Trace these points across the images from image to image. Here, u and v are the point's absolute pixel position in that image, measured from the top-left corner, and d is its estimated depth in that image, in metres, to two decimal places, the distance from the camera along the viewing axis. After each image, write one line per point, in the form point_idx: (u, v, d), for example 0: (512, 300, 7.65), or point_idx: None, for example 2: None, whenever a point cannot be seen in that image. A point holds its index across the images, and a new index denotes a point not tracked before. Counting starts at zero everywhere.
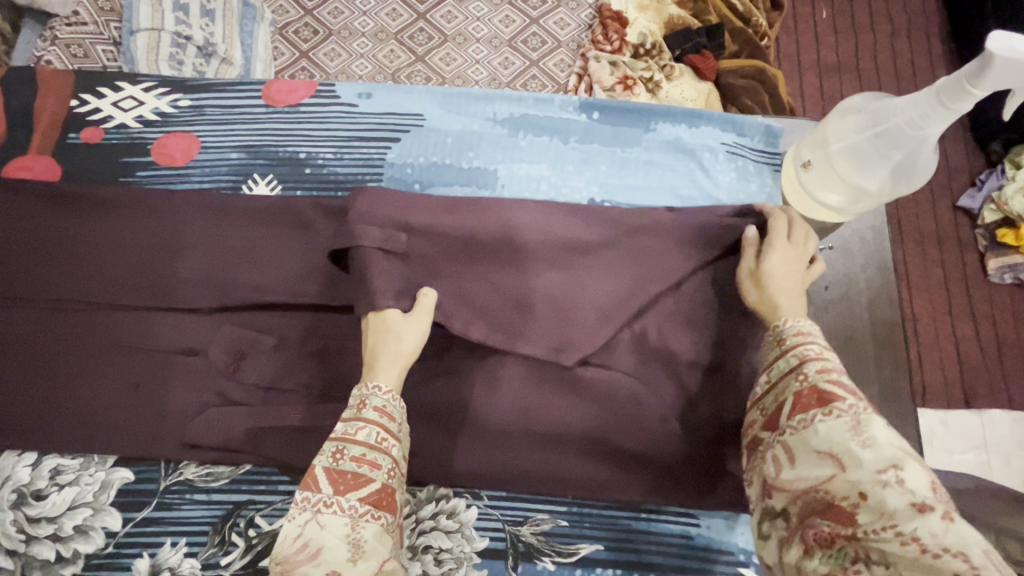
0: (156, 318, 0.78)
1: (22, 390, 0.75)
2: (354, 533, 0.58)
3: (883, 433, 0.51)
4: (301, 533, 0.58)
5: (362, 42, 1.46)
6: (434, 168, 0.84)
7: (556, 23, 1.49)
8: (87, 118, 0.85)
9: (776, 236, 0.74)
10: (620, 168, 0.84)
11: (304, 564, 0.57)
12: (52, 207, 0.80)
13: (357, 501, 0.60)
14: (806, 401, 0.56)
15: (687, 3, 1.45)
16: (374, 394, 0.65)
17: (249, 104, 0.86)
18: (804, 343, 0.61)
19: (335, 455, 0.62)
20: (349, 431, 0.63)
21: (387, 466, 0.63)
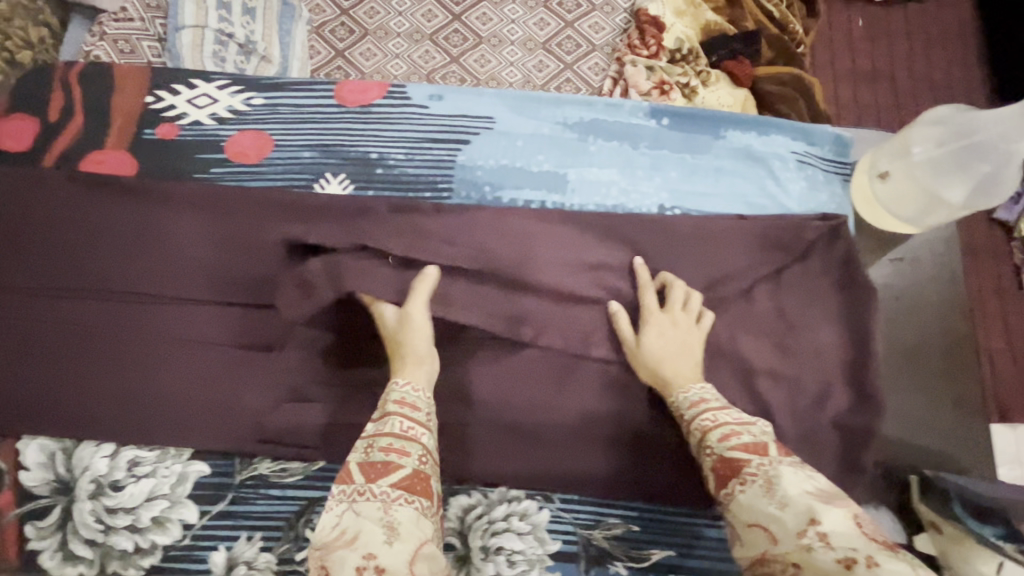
0: (233, 313, 0.79)
1: (102, 382, 0.77)
2: (388, 516, 0.57)
3: (793, 487, 0.55)
4: (338, 521, 0.58)
5: (398, 43, 1.46)
6: (504, 171, 0.84)
7: (590, 26, 1.49)
8: (162, 114, 0.86)
9: (647, 307, 0.76)
10: (689, 175, 0.84)
11: (341, 551, 0.55)
12: (132, 202, 0.82)
13: (389, 486, 0.60)
14: (722, 472, 0.61)
15: (723, 9, 1.46)
16: (393, 389, 0.69)
17: (321, 103, 0.87)
18: (700, 414, 0.68)
19: (366, 449, 0.63)
20: (379, 427, 0.65)
21: (417, 452, 0.63)
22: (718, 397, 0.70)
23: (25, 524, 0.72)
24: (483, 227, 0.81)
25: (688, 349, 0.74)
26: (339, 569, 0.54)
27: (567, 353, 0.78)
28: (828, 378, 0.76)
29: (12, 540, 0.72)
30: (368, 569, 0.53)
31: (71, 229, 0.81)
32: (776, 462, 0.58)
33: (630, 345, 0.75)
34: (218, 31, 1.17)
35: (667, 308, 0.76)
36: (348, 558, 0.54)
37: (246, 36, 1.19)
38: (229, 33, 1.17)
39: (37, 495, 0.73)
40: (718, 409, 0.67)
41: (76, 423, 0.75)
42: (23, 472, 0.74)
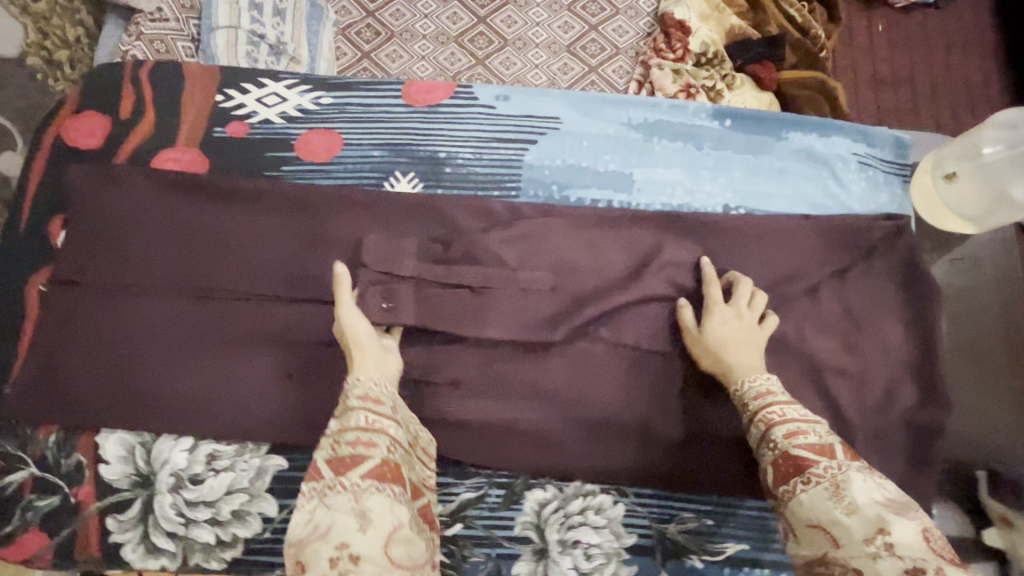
0: (306, 310, 0.80)
1: (176, 377, 0.77)
2: (359, 505, 0.56)
3: (863, 495, 0.55)
4: (311, 516, 0.56)
5: (423, 44, 1.44)
6: (571, 170, 0.86)
7: (614, 30, 1.48)
8: (232, 113, 0.87)
9: (711, 299, 0.77)
10: (753, 175, 0.86)
11: (315, 544, 0.54)
12: (204, 200, 0.83)
13: (358, 478, 0.59)
14: (784, 469, 0.60)
15: (747, 13, 1.47)
16: (355, 385, 0.66)
17: (389, 103, 0.88)
18: (767, 407, 0.66)
19: (333, 445, 0.62)
20: (342, 423, 0.63)
21: (384, 443, 0.62)
22: (783, 391, 0.69)
23: (106, 517, 0.73)
24: (554, 226, 0.82)
25: (752, 343, 0.74)
26: (313, 563, 0.53)
27: (638, 350, 0.79)
28: (895, 374, 0.78)
29: (94, 532, 0.72)
30: (341, 559, 0.53)
31: (144, 226, 0.82)
32: (844, 467, 0.58)
33: (691, 334, 0.76)
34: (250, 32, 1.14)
35: (732, 301, 0.76)
36: (321, 551, 0.54)
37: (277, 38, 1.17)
38: (261, 35, 1.14)
39: (118, 488, 0.74)
40: (786, 403, 0.66)
41: (154, 418, 0.76)
42: (104, 465, 0.74)
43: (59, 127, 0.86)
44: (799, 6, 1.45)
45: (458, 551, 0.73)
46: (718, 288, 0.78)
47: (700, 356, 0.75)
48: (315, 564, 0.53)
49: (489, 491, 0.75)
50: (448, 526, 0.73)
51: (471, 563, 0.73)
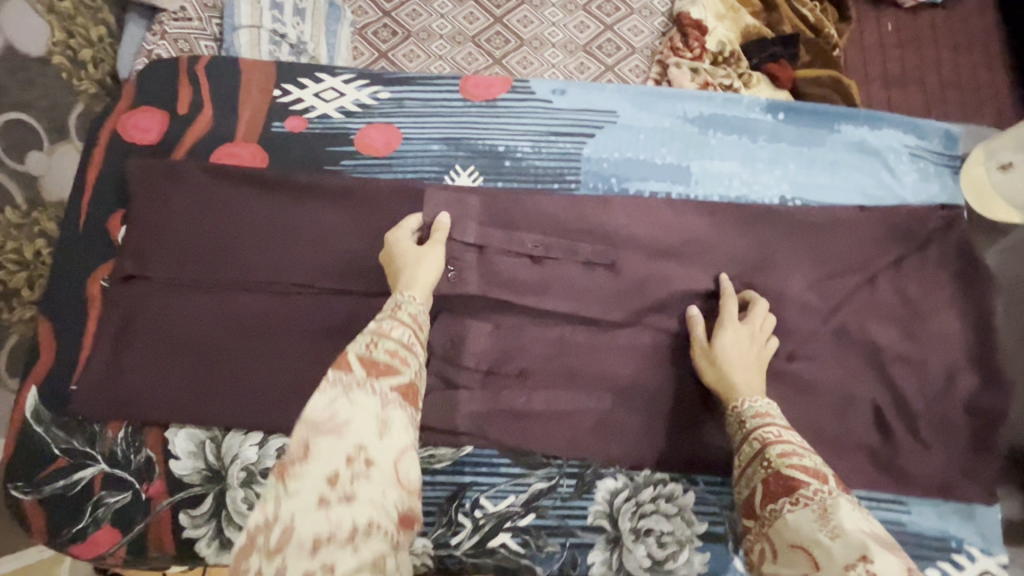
0: (371, 304, 0.79)
1: (241, 368, 0.76)
2: (383, 413, 0.53)
3: (850, 522, 0.51)
4: (330, 404, 0.52)
5: (440, 44, 1.40)
6: (629, 163, 0.87)
7: (630, 29, 1.43)
8: (290, 108, 0.87)
9: (727, 314, 0.75)
10: (808, 166, 0.87)
11: (329, 436, 0.50)
12: (264, 192, 0.82)
13: (387, 387, 0.56)
14: (774, 489, 0.58)
15: (760, 13, 1.42)
16: (408, 302, 0.66)
17: (447, 97, 0.88)
18: (764, 426, 0.65)
19: (369, 345, 0.59)
20: (383, 328, 0.62)
21: (416, 366, 0.60)
22: (782, 417, 0.67)
23: (179, 512, 0.73)
24: (614, 218, 0.82)
25: (759, 366, 0.73)
26: (323, 455, 0.48)
27: None
28: (955, 361, 0.79)
29: (167, 527, 0.72)
30: (358, 460, 0.49)
31: (205, 218, 0.81)
32: (835, 491, 0.55)
33: (701, 344, 0.75)
34: (272, 31, 1.06)
35: (749, 320, 0.76)
36: (336, 447, 0.49)
37: (297, 37, 1.09)
38: (283, 34, 1.06)
39: (189, 483, 0.74)
40: (784, 428, 0.65)
41: (221, 411, 0.75)
42: (174, 461, 0.74)
43: (117, 123, 0.86)
44: (811, 5, 1.40)
45: (533, 541, 0.73)
46: (735, 304, 0.77)
47: (702, 367, 0.74)
48: (326, 456, 0.48)
49: (561, 481, 0.75)
50: (522, 516, 0.74)
51: (546, 553, 0.73)
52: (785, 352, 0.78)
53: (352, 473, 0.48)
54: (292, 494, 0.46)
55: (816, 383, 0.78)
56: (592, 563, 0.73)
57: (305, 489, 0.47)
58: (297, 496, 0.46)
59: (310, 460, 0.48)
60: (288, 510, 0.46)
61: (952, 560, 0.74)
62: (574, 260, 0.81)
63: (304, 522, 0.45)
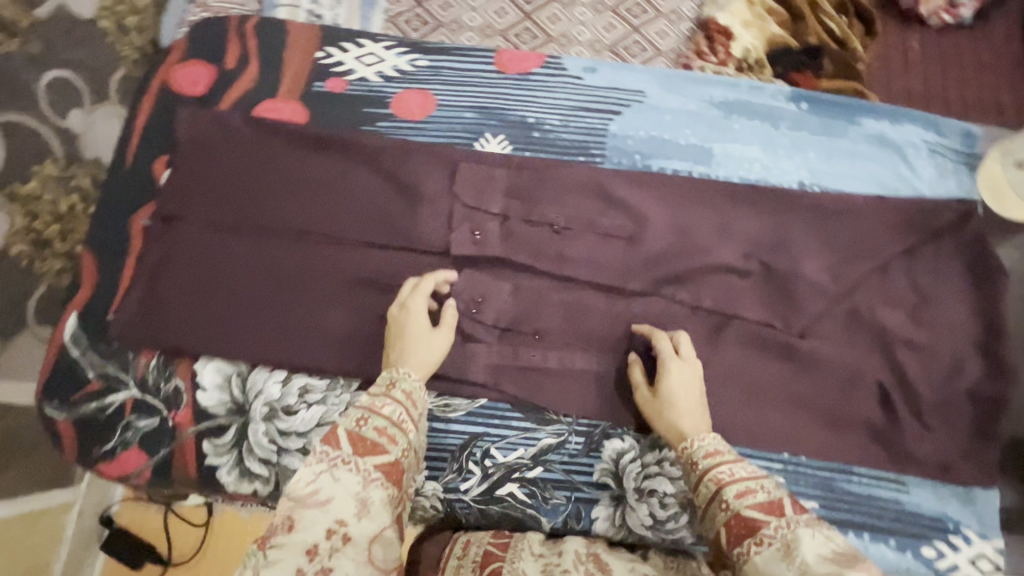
0: (398, 257, 0.83)
1: (270, 310, 0.80)
2: (363, 492, 0.57)
3: (812, 552, 0.52)
4: (314, 479, 0.56)
5: (469, 37, 1.29)
6: (654, 142, 0.90)
7: (657, 32, 1.32)
8: (331, 70, 0.91)
9: (663, 354, 0.74)
10: (828, 156, 0.90)
11: (312, 509, 0.54)
12: (302, 148, 0.86)
13: (372, 466, 0.59)
14: (736, 531, 0.57)
15: (788, 23, 1.34)
16: (404, 378, 0.67)
17: (482, 68, 0.92)
18: (716, 466, 0.63)
19: (359, 421, 0.62)
20: (376, 404, 0.64)
21: (404, 445, 0.62)
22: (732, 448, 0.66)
23: (202, 441, 0.76)
24: (636, 193, 0.86)
25: (704, 404, 0.72)
26: (307, 526, 0.53)
27: (717, 313, 0.82)
28: (963, 349, 0.81)
29: (191, 454, 0.76)
30: (336, 535, 0.53)
31: (244, 170, 0.85)
32: (793, 522, 0.56)
33: (644, 396, 0.74)
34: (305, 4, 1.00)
35: (683, 354, 0.74)
36: (318, 520, 0.54)
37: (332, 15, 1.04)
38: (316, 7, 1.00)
39: (214, 414, 0.77)
40: (734, 462, 0.63)
41: (251, 351, 0.78)
42: (201, 392, 0.77)
43: (167, 75, 0.90)
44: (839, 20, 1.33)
45: (539, 493, 0.76)
46: (668, 342, 0.75)
47: (651, 418, 0.73)
48: (309, 528, 0.53)
49: (570, 438, 0.78)
50: (530, 469, 0.76)
51: (552, 505, 0.76)
52: (795, 329, 0.81)
53: (331, 546, 0.53)
54: (273, 563, 0.51)
55: (824, 361, 0.80)
56: (596, 517, 0.76)
57: (284, 560, 0.51)
58: (276, 565, 0.51)
59: (293, 530, 0.53)
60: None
61: (948, 540, 0.76)
62: (595, 231, 0.84)
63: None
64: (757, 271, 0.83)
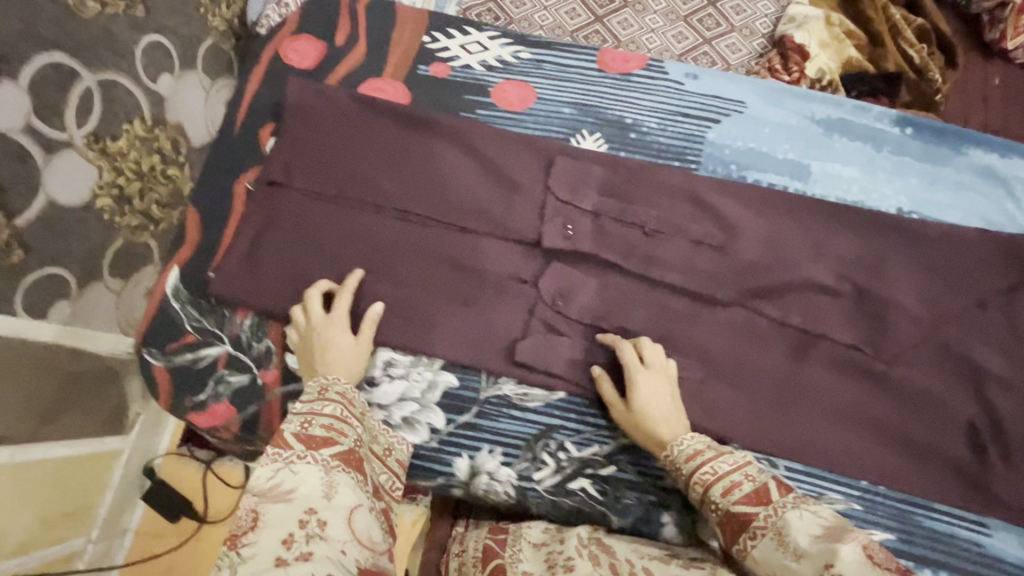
0: (488, 243, 0.84)
1: (361, 284, 0.82)
2: (327, 478, 0.60)
3: (803, 535, 0.56)
4: (274, 475, 0.58)
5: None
6: (750, 153, 0.89)
7: (728, 45, 1.38)
8: (436, 54, 0.92)
9: (630, 367, 0.74)
10: (929, 183, 0.88)
11: (277, 503, 0.56)
12: (404, 127, 0.88)
13: (329, 455, 0.61)
14: (732, 528, 0.61)
15: (866, 47, 1.32)
16: (336, 382, 0.69)
17: (584, 66, 0.92)
18: (700, 468, 0.66)
19: (304, 423, 0.63)
20: (316, 407, 0.65)
21: (354, 435, 0.65)
22: (709, 443, 0.70)
23: (288, 402, 0.78)
24: (731, 202, 0.85)
25: (678, 408, 0.73)
26: (276, 521, 0.55)
27: (804, 331, 0.81)
28: None
29: (277, 414, 0.78)
30: (310, 521, 0.55)
31: (347, 144, 0.87)
32: (780, 507, 0.60)
33: (618, 410, 0.74)
34: None
35: (648, 363, 0.75)
36: (286, 512, 0.56)
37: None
38: None
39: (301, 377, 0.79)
40: (715, 459, 0.67)
41: None
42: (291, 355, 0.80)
43: (278, 47, 0.93)
44: (920, 47, 1.28)
45: (611, 491, 0.76)
46: (631, 351, 0.75)
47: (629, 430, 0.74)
48: (278, 523, 0.55)
49: None
50: (602, 466, 0.77)
51: (623, 504, 0.76)
52: (884, 357, 0.80)
53: (306, 533, 0.55)
54: (248, 559, 0.53)
55: (911, 391, 0.79)
56: (665, 522, 0.75)
57: (260, 555, 0.53)
58: (251, 561, 0.52)
59: (261, 529, 0.55)
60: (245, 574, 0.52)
61: None
62: (687, 238, 0.83)
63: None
64: (848, 292, 0.82)
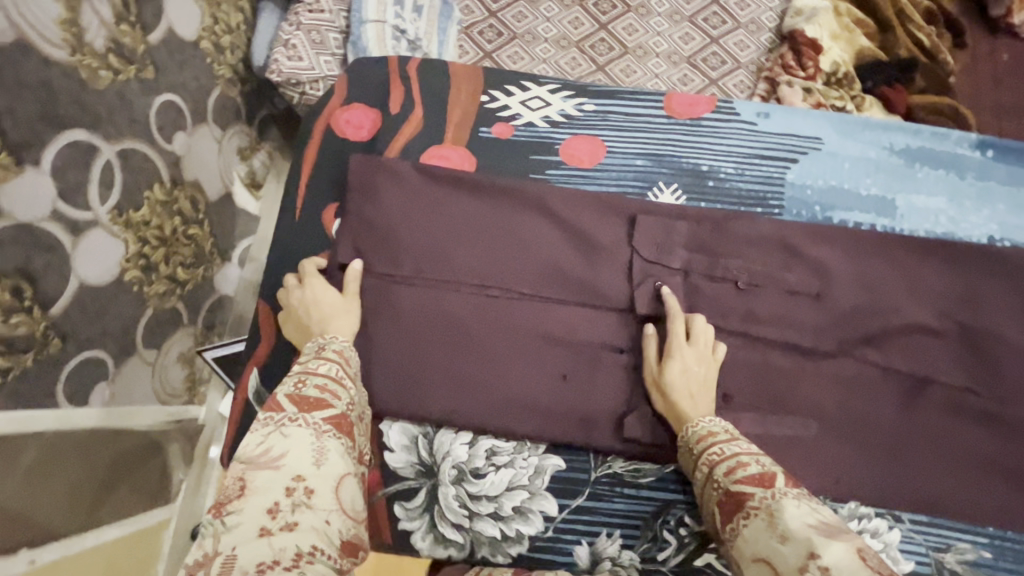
0: (578, 312, 0.80)
1: (451, 368, 0.78)
2: (318, 443, 0.61)
3: (796, 521, 0.55)
4: (264, 441, 0.60)
5: (545, 48, 1.32)
6: (833, 192, 0.86)
7: (735, 43, 1.32)
8: (497, 114, 0.89)
9: (677, 334, 0.75)
10: (1018, 207, 0.86)
11: (265, 471, 0.58)
12: (475, 195, 0.83)
13: (320, 419, 0.64)
14: (727, 506, 0.61)
15: (875, 35, 1.27)
16: (332, 341, 0.74)
17: (651, 112, 0.89)
18: (708, 447, 0.67)
19: (298, 384, 0.67)
20: (311, 366, 0.70)
21: (346, 398, 0.68)
22: (726, 429, 0.70)
23: (394, 504, 0.77)
24: (823, 247, 0.82)
25: (706, 386, 0.74)
26: (263, 489, 0.56)
27: (912, 375, 0.79)
28: None
29: (384, 519, 0.76)
30: (297, 489, 0.57)
31: (417, 219, 0.82)
32: (777, 492, 0.59)
33: (650, 375, 0.76)
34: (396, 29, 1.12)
35: (693, 338, 0.76)
36: (274, 479, 0.57)
37: (417, 34, 1.15)
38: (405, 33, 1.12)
39: (403, 476, 0.77)
40: (726, 441, 0.67)
41: (436, 411, 0.77)
42: (389, 453, 0.78)
43: (330, 119, 0.90)
44: (929, 30, 1.23)
45: None
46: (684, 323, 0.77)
47: (652, 396, 0.76)
48: (266, 490, 0.56)
49: None
50: None
51: None
52: (996, 396, 0.78)
53: (292, 502, 0.56)
54: (233, 527, 0.54)
55: None
56: None
57: (246, 523, 0.54)
58: (237, 529, 0.54)
59: (249, 495, 0.56)
60: (230, 542, 0.53)
61: None
62: (782, 289, 0.80)
63: (247, 553, 0.52)
64: (952, 331, 0.80)
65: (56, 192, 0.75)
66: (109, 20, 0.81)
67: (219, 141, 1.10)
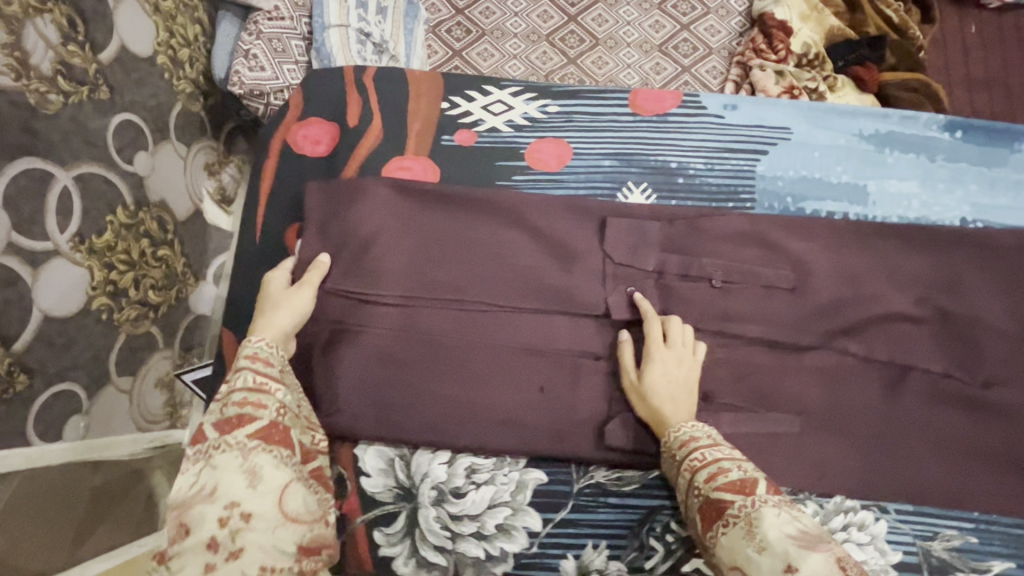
0: (554, 321, 0.78)
1: (426, 386, 0.76)
2: (248, 463, 0.60)
3: (775, 530, 0.55)
4: (197, 479, 0.59)
5: (514, 43, 1.29)
6: (805, 182, 0.85)
7: (706, 28, 1.30)
8: (460, 121, 0.87)
9: (653, 340, 0.73)
10: (990, 187, 0.85)
11: (200, 507, 0.57)
12: (440, 206, 0.81)
13: (245, 437, 0.61)
14: (708, 514, 0.61)
15: (842, 13, 1.24)
16: (247, 345, 0.69)
17: (617, 111, 0.88)
18: (690, 453, 0.66)
19: (220, 408, 0.64)
20: (229, 383, 0.66)
21: (273, 404, 0.65)
22: (708, 433, 0.68)
23: (373, 530, 0.75)
24: (797, 239, 0.81)
25: (690, 390, 0.72)
26: (200, 525, 0.56)
27: (893, 364, 0.78)
28: None
29: (365, 546, 0.75)
30: (233, 517, 0.56)
31: (384, 234, 0.79)
32: (757, 500, 0.58)
33: (629, 384, 0.73)
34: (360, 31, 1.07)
35: (670, 341, 0.74)
36: (208, 513, 0.56)
37: (381, 36, 1.12)
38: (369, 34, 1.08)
39: (381, 500, 0.76)
40: (709, 446, 0.66)
41: (413, 431, 0.75)
42: (365, 478, 0.76)
43: (288, 135, 0.87)
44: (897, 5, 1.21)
45: None
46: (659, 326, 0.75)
47: (634, 404, 0.74)
48: (202, 526, 0.56)
49: None
50: None
51: None
52: (977, 379, 0.78)
53: (230, 532, 0.55)
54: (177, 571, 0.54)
55: (1009, 411, 0.77)
56: None
57: (188, 565, 0.54)
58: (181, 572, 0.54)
59: (190, 535, 0.56)
60: None
61: None
62: (758, 284, 0.79)
63: None
64: (931, 316, 0.79)
65: (11, 224, 0.73)
66: (55, 41, 0.78)
67: (184, 159, 1.06)
